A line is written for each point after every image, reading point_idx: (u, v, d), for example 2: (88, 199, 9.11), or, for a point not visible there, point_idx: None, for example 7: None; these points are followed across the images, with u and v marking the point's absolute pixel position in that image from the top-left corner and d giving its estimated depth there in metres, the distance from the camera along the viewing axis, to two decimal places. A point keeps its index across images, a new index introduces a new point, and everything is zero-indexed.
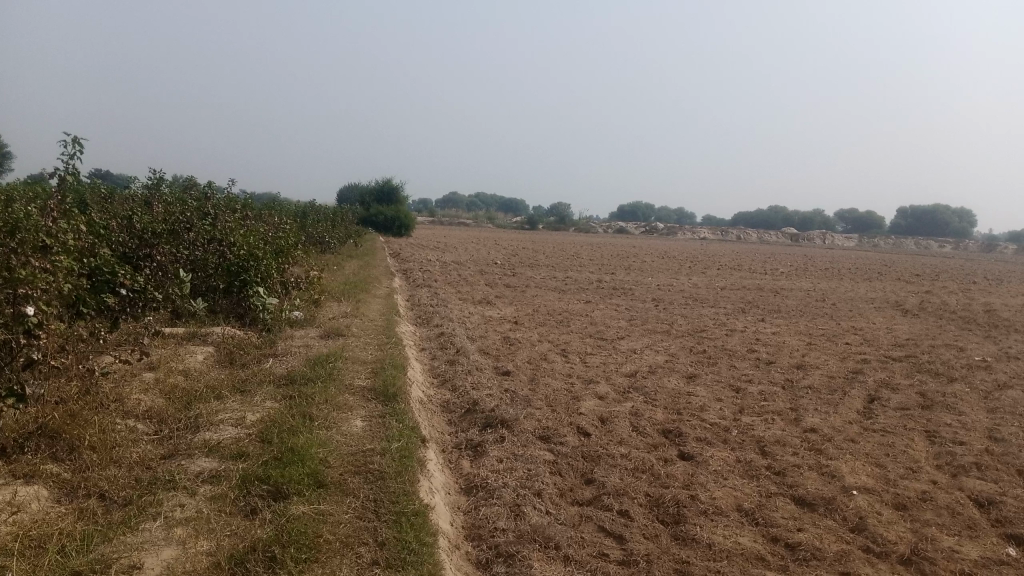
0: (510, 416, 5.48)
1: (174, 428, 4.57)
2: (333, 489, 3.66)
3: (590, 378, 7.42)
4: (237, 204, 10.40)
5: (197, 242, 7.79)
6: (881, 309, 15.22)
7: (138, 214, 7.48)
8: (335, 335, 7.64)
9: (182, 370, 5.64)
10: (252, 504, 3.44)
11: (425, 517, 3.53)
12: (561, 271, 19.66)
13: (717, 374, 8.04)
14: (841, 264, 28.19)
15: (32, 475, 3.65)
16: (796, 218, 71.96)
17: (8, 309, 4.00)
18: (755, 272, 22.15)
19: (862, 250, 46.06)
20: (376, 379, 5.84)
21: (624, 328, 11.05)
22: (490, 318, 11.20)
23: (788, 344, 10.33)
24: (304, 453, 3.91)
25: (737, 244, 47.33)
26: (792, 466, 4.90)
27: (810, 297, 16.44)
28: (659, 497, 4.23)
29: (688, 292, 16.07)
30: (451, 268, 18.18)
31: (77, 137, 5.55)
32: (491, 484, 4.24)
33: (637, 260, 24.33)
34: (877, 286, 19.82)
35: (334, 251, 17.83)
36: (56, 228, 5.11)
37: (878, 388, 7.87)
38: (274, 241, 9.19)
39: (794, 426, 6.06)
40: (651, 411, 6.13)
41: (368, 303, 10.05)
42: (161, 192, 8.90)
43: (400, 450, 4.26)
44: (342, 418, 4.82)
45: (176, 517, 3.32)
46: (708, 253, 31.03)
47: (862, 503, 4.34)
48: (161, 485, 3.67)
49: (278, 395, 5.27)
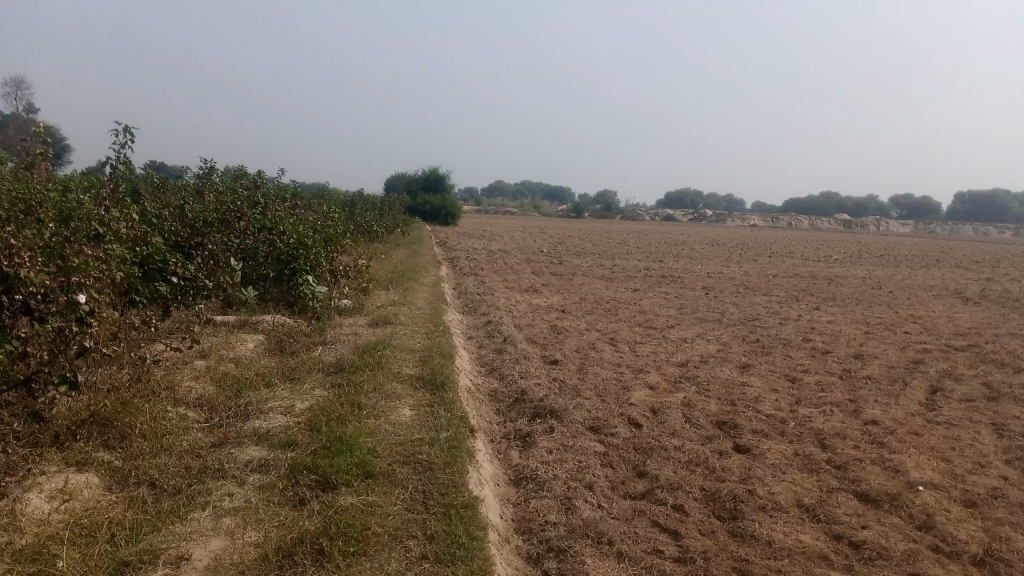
0: (560, 406, 5.38)
1: (224, 416, 4.58)
2: (381, 480, 3.61)
3: (640, 367, 7.28)
4: (287, 193, 10.46)
5: (247, 231, 7.85)
6: (941, 296, 14.73)
7: (189, 203, 7.56)
8: (383, 323, 7.62)
9: (233, 358, 5.65)
10: (300, 494, 3.41)
11: (475, 510, 3.46)
12: (609, 258, 19.49)
13: (772, 364, 7.83)
14: (898, 251, 27.39)
15: (84, 463, 3.68)
16: (849, 204, 70.29)
17: (61, 296, 4.02)
18: (808, 259, 21.69)
19: (919, 236, 44.80)
20: (424, 368, 5.79)
21: (674, 316, 10.86)
22: (537, 306, 11.11)
23: (845, 333, 10.04)
24: (352, 443, 3.87)
25: (788, 230, 46.48)
26: (854, 460, 4.72)
27: (865, 285, 15.99)
28: (715, 491, 4.10)
29: (739, 280, 15.76)
30: (497, 257, 18.14)
31: (128, 126, 5.60)
32: (541, 476, 4.15)
33: (686, 248, 23.99)
34: (936, 273, 19.21)
35: (382, 239, 17.91)
36: (108, 217, 5.16)
37: (941, 378, 7.58)
38: (323, 230, 9.22)
39: (854, 418, 5.85)
40: (704, 402, 5.98)
41: (415, 291, 10.03)
42: (213, 181, 8.98)
43: (449, 441, 4.20)
44: (390, 407, 4.77)
45: (225, 507, 3.30)
46: (759, 240, 30.43)
47: (929, 499, 4.15)
48: (210, 474, 3.66)
49: (326, 383, 5.25)
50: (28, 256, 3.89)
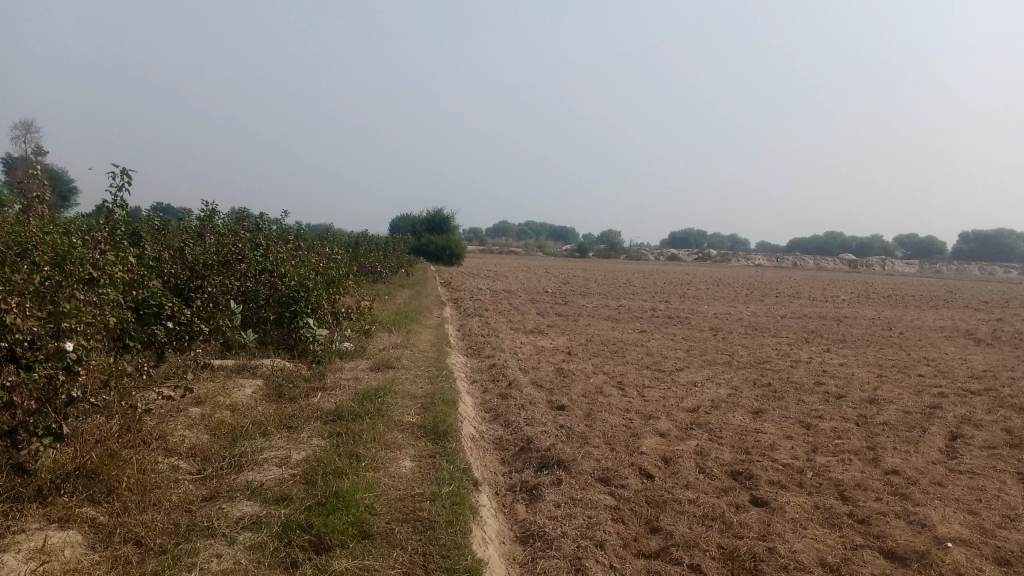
0: (567, 456, 5.16)
1: (217, 468, 4.37)
2: (379, 541, 3.41)
3: (650, 413, 7.06)
4: (290, 235, 10.35)
5: (248, 273, 7.70)
6: (952, 338, 14.50)
7: (190, 246, 7.43)
8: (385, 367, 7.43)
9: (229, 405, 5.46)
10: (292, 556, 3.20)
11: (478, 574, 3.25)
12: (614, 299, 19.31)
13: (784, 410, 7.61)
14: (905, 291, 27.16)
15: (66, 519, 3.47)
16: (853, 244, 70.25)
17: (50, 343, 3.86)
18: (816, 300, 21.50)
19: (925, 276, 44.58)
20: (426, 416, 5.59)
21: (682, 358, 10.66)
22: (542, 348, 10.92)
23: (857, 376, 9.81)
24: (349, 499, 3.66)
25: (794, 270, 46.35)
26: (876, 513, 4.50)
27: (874, 326, 15.75)
28: (733, 549, 3.88)
29: (746, 321, 15.57)
30: (502, 297, 17.98)
31: (126, 168, 5.52)
32: (548, 533, 3.94)
33: (692, 288, 23.81)
34: (945, 314, 18.99)
35: (386, 280, 17.78)
36: (104, 260, 5.01)
37: (959, 424, 7.33)
38: (325, 272, 9.07)
39: (873, 467, 5.62)
40: (717, 450, 5.76)
41: (418, 334, 9.85)
42: (215, 223, 8.87)
43: (451, 496, 3.99)
44: (390, 458, 4.57)
45: (212, 569, 3.09)
46: (765, 280, 30.27)
47: (960, 557, 3.90)
48: (199, 532, 3.46)
49: (325, 432, 5.05)
50: (18, 301, 3.73)
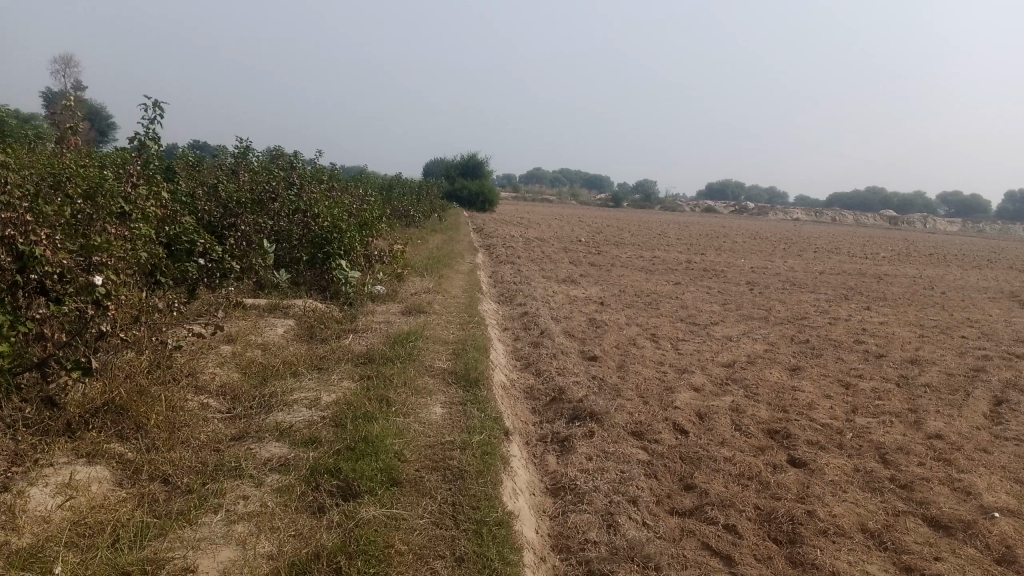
0: (600, 408, 5.05)
1: (246, 407, 4.33)
2: (408, 489, 3.34)
3: (684, 367, 6.93)
4: (324, 176, 10.24)
5: (281, 212, 7.62)
6: (997, 299, 14.08)
7: (224, 183, 7.34)
8: (417, 312, 7.35)
9: (260, 344, 5.42)
10: (319, 501, 3.15)
11: (509, 529, 3.17)
12: (648, 250, 19.03)
13: (823, 368, 7.42)
14: (948, 250, 26.41)
15: (94, 455, 3.45)
16: (895, 201, 68.57)
17: (80, 277, 3.76)
18: (855, 256, 21.03)
19: (969, 236, 43.37)
20: (458, 362, 5.50)
21: (717, 312, 10.46)
22: (576, 297, 10.79)
23: (897, 336, 9.55)
24: (378, 445, 3.59)
25: (832, 225, 45.41)
26: (919, 479, 4.33)
27: (917, 285, 15.31)
28: (771, 511, 3.76)
29: (784, 276, 15.25)
30: (535, 245, 17.80)
31: (157, 101, 5.39)
32: (580, 487, 3.85)
33: (729, 241, 23.40)
34: (989, 275, 18.43)
35: (419, 223, 17.66)
36: (135, 194, 4.92)
37: (1005, 389, 7.07)
38: (359, 214, 8.97)
39: (915, 431, 5.44)
40: (753, 408, 5.62)
41: (451, 279, 9.75)
42: (249, 160, 8.77)
43: (482, 446, 3.91)
44: (420, 404, 4.50)
45: (238, 511, 3.04)
46: (803, 235, 29.61)
47: (1008, 528, 3.73)
48: (226, 472, 3.41)
49: (355, 374, 4.99)
50: (49, 233, 3.64)
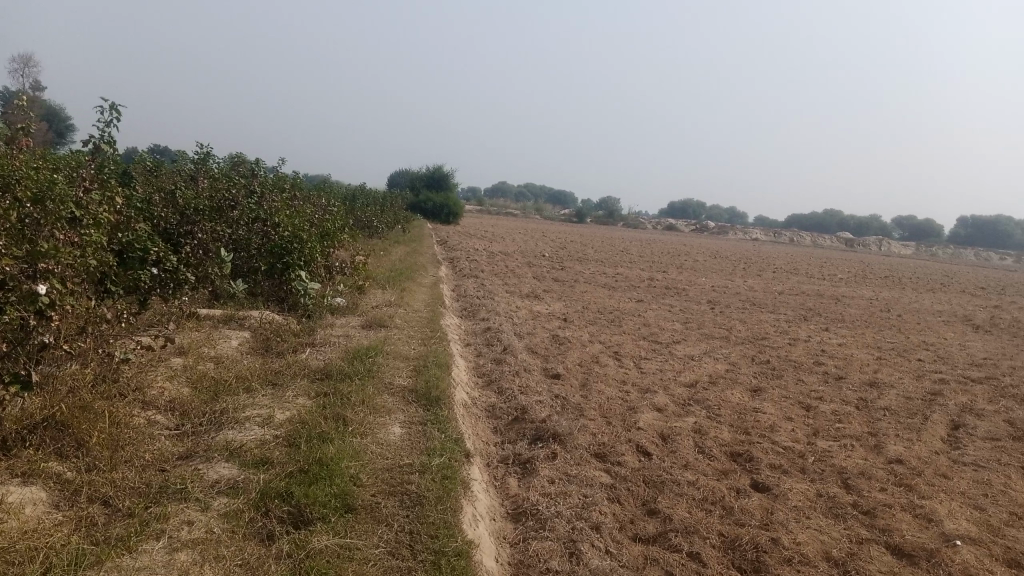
0: (563, 429, 4.96)
1: (195, 425, 4.15)
2: (363, 516, 3.21)
3: (647, 386, 6.87)
4: (286, 184, 10.04)
5: (241, 221, 7.42)
6: (951, 323, 14.31)
7: (182, 190, 7.13)
8: (377, 326, 7.20)
9: (213, 357, 5.24)
10: (269, 528, 3.00)
11: (468, 559, 3.05)
12: (612, 266, 19.05)
13: (783, 389, 7.42)
14: (903, 273, 26.87)
15: (30, 474, 3.25)
16: (852, 223, 69.87)
17: (23, 285, 3.56)
18: (813, 277, 21.29)
19: (922, 259, 44.27)
20: (418, 380, 5.37)
21: (679, 331, 10.46)
22: (539, 313, 10.71)
23: (856, 358, 9.62)
24: (333, 468, 3.45)
25: (791, 246, 46.07)
26: (882, 505, 4.30)
27: (873, 307, 15.51)
28: (735, 538, 3.69)
29: (745, 296, 15.35)
30: (499, 259, 17.71)
31: (115, 104, 5.14)
32: (542, 512, 3.74)
33: (691, 260, 23.54)
34: (942, 299, 18.76)
35: (382, 234, 17.46)
36: (87, 200, 4.73)
37: (962, 413, 7.12)
38: (320, 224, 8.79)
39: (876, 455, 5.43)
40: (716, 429, 5.57)
41: (413, 292, 9.60)
42: (208, 166, 8.56)
43: (442, 469, 3.78)
44: (378, 424, 4.36)
45: (182, 538, 2.88)
46: (762, 255, 29.96)
47: (970, 557, 3.71)
48: (171, 495, 3.24)
49: (311, 391, 4.84)
50: None
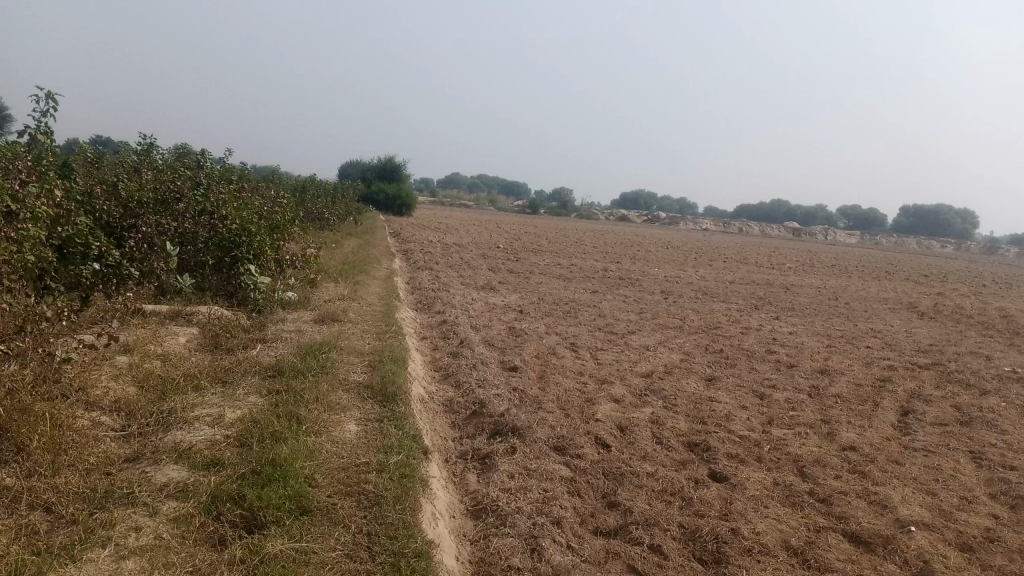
0: (521, 423, 4.92)
1: (142, 425, 4.01)
2: (319, 518, 3.12)
3: (603, 377, 6.88)
4: (234, 175, 9.80)
5: (186, 214, 7.20)
6: (896, 310, 14.65)
7: (124, 181, 6.89)
8: (330, 320, 7.07)
9: (160, 355, 5.07)
10: (221, 532, 2.91)
11: (429, 560, 2.99)
12: (566, 257, 19.08)
13: (738, 378, 7.49)
14: (848, 261, 27.46)
15: None
16: (799, 213, 71.20)
17: None
18: (763, 266, 21.62)
19: (867, 248, 45.29)
20: (374, 375, 5.27)
21: (634, 321, 10.49)
22: (495, 305, 10.65)
23: (807, 346, 9.77)
24: (287, 469, 3.35)
25: (741, 236, 46.73)
26: (837, 493, 4.36)
27: (821, 296, 15.79)
28: (695, 529, 3.70)
29: (697, 285, 15.50)
30: (453, 250, 17.60)
31: (52, 92, 4.91)
32: (502, 508, 3.70)
33: (643, 250, 23.71)
34: (888, 286, 19.20)
35: (334, 226, 17.22)
36: (24, 193, 4.50)
37: (910, 399, 7.27)
38: (270, 216, 8.60)
39: (830, 442, 5.50)
40: (673, 419, 5.59)
41: (366, 285, 9.46)
42: (152, 157, 8.29)
43: (400, 467, 3.71)
44: (334, 421, 4.27)
45: (129, 545, 2.76)
46: (713, 245, 30.33)
47: (924, 542, 3.77)
48: (117, 500, 3.10)
49: (263, 389, 4.71)
50: None
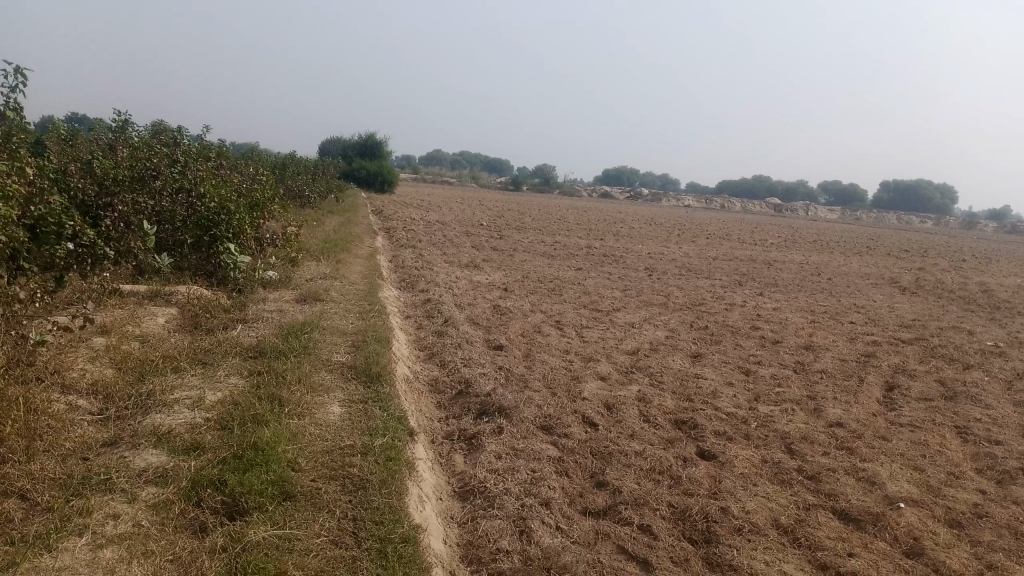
0: (508, 402, 4.86)
1: (120, 409, 3.91)
2: (303, 503, 3.05)
3: (589, 355, 6.83)
4: (211, 152, 9.61)
5: (163, 191, 7.04)
6: (879, 285, 14.72)
7: (99, 159, 6.72)
8: (312, 299, 6.97)
9: (138, 336, 4.96)
10: (202, 519, 2.83)
11: (416, 545, 2.93)
12: (549, 234, 18.99)
13: (723, 355, 7.48)
14: (830, 237, 27.52)
15: None
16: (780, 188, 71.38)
17: None
18: (746, 242, 21.64)
19: (847, 223, 45.49)
20: (357, 356, 5.19)
21: (619, 299, 10.44)
22: (478, 283, 10.56)
23: (791, 322, 9.77)
24: (269, 453, 3.27)
25: (723, 212, 46.77)
26: (826, 470, 4.34)
27: (805, 271, 15.81)
28: (685, 508, 3.66)
29: (681, 262, 15.49)
30: (436, 228, 17.46)
31: (19, 66, 4.76)
32: (490, 490, 3.65)
33: (626, 226, 23.68)
34: (870, 262, 19.26)
35: (314, 204, 17.02)
36: None
37: (894, 375, 7.28)
38: (249, 194, 8.44)
39: (817, 419, 5.49)
40: (660, 397, 5.56)
41: (348, 264, 9.35)
42: (127, 134, 8.10)
43: (385, 450, 3.65)
44: (317, 403, 4.18)
45: (107, 533, 2.68)
46: (695, 221, 30.33)
47: (914, 519, 3.75)
48: (94, 486, 3.01)
49: (244, 369, 4.63)
50: None
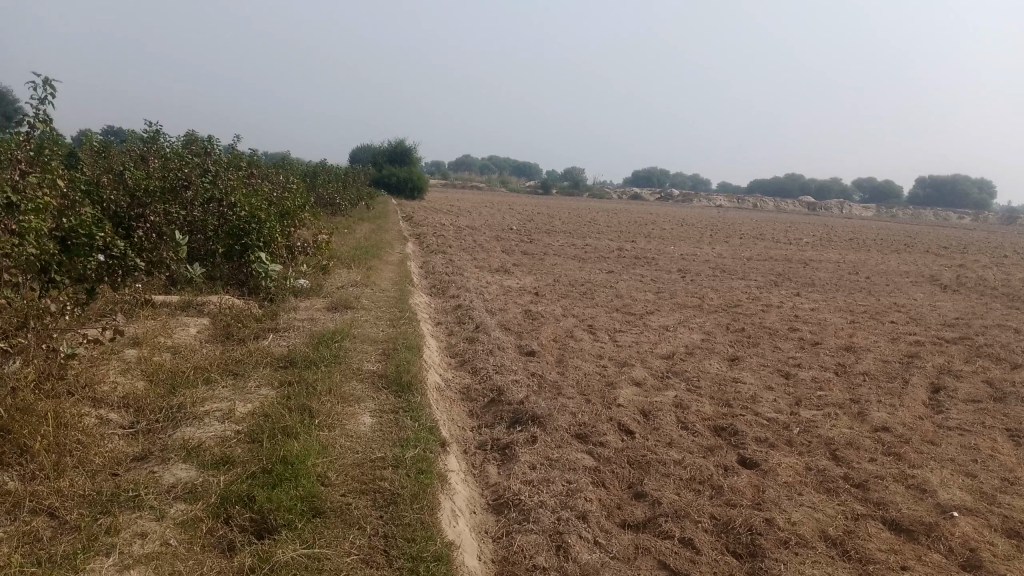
0: (541, 411, 4.75)
1: (151, 422, 3.87)
2: (334, 519, 2.97)
3: (624, 360, 6.70)
4: (241, 162, 9.63)
5: (194, 201, 7.04)
6: (919, 283, 14.36)
7: (130, 170, 6.74)
8: (343, 307, 6.93)
9: (170, 347, 4.93)
10: (230, 537, 2.77)
11: (449, 564, 2.84)
12: (580, 237, 18.83)
13: (761, 357, 7.30)
14: (867, 234, 26.99)
15: None
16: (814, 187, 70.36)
17: None
18: (780, 242, 21.28)
19: (884, 220, 44.68)
20: (388, 364, 5.12)
21: (652, 302, 10.28)
22: (510, 288, 10.47)
23: (830, 322, 9.54)
24: (298, 467, 3.21)
25: (755, 211, 46.18)
26: (874, 477, 4.17)
27: (842, 271, 15.49)
28: (727, 520, 3.53)
29: (715, 263, 15.25)
30: (467, 233, 17.40)
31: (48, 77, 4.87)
32: (525, 503, 3.54)
33: (658, 228, 23.44)
34: (909, 259, 18.83)
35: (345, 212, 17.06)
36: (21, 182, 4.28)
37: (940, 376, 7.05)
38: (279, 203, 8.44)
39: (862, 423, 5.30)
40: (698, 403, 5.41)
41: (379, 271, 9.30)
42: (158, 145, 8.13)
43: (417, 463, 3.56)
44: (347, 414, 4.11)
45: (134, 553, 2.62)
46: (728, 221, 29.96)
47: (970, 529, 3.58)
48: (123, 502, 2.96)
49: (275, 380, 4.57)
50: None
